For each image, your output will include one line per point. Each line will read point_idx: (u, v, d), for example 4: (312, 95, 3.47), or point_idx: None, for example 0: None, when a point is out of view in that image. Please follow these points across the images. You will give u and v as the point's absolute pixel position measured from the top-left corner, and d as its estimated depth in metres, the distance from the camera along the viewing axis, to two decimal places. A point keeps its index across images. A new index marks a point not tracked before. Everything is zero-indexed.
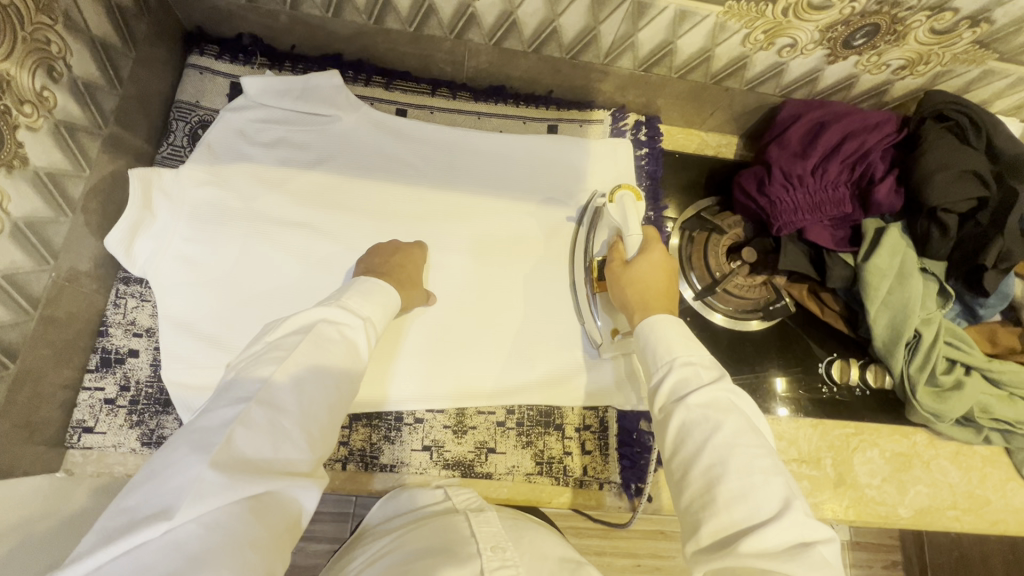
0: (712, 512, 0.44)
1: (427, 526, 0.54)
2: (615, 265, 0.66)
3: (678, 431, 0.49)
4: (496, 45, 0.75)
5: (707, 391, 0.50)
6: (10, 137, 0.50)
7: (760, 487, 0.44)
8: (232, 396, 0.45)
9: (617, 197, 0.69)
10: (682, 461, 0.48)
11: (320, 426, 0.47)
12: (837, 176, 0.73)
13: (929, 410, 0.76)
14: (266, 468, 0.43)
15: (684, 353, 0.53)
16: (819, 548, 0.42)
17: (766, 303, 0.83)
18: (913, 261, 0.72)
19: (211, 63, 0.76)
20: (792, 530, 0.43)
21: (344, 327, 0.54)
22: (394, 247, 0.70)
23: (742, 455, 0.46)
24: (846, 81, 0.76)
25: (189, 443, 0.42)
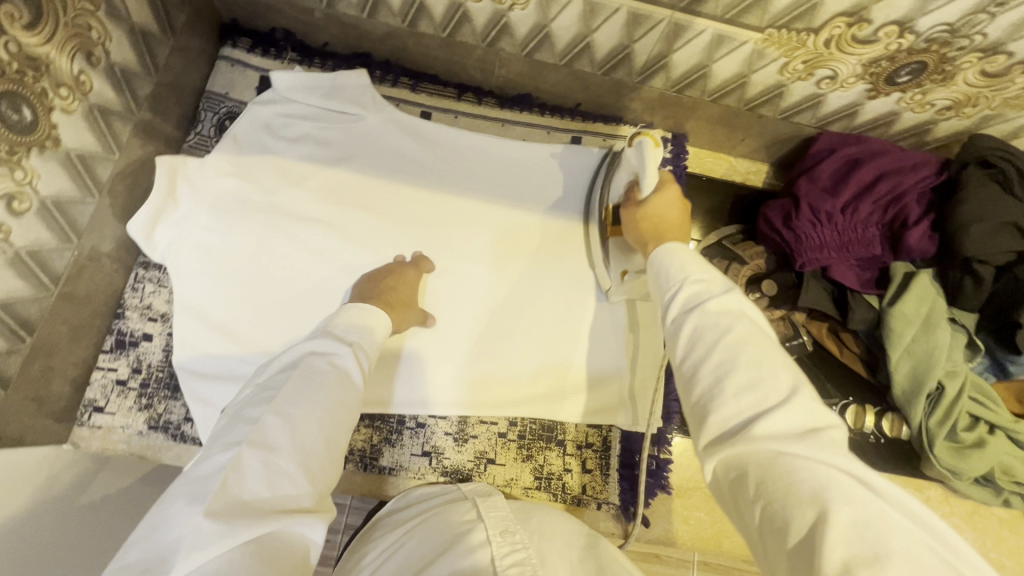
0: (721, 402, 0.41)
1: (437, 516, 0.51)
2: (630, 206, 0.66)
3: (690, 335, 0.46)
4: (528, 55, 0.75)
5: (722, 299, 0.47)
6: (44, 119, 0.51)
7: (770, 377, 0.41)
8: (225, 441, 0.45)
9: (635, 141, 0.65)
10: (692, 362, 0.45)
11: (319, 460, 0.46)
12: (867, 215, 0.71)
13: (946, 467, 0.73)
14: (265, 509, 0.42)
15: (695, 273, 0.51)
16: (828, 432, 0.39)
17: (784, 338, 0.80)
18: (942, 310, 0.69)
19: (244, 58, 0.78)
20: (801, 416, 0.40)
21: (334, 358, 0.54)
22: (387, 272, 0.70)
23: (753, 352, 0.43)
24: (887, 117, 0.74)
25: (185, 491, 0.41)
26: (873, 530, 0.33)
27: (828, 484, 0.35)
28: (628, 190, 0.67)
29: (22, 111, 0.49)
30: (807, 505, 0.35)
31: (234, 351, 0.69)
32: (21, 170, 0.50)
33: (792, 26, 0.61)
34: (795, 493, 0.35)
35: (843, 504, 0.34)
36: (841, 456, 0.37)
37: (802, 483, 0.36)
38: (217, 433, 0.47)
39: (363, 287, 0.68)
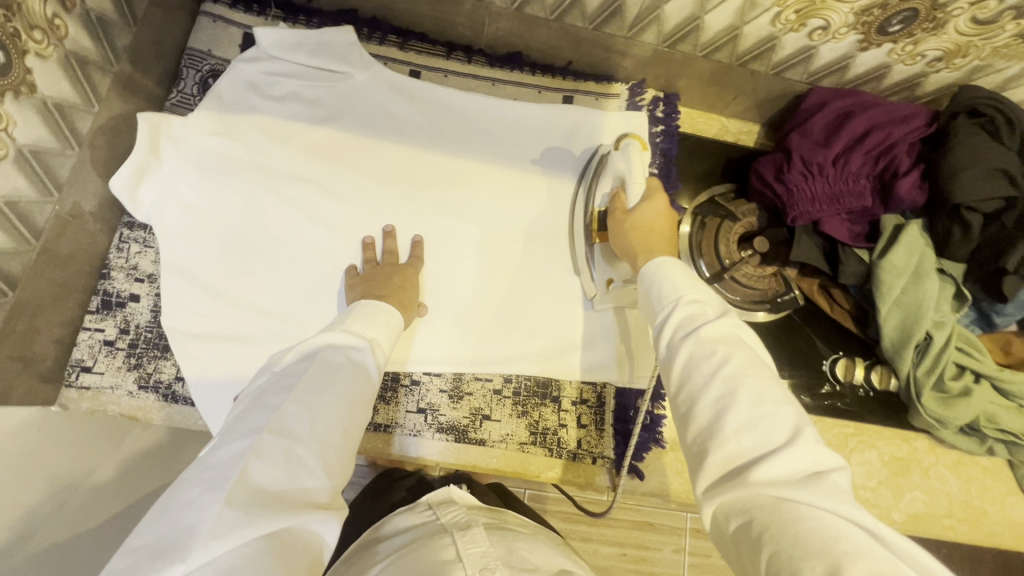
0: (720, 441, 0.42)
1: (410, 554, 0.49)
2: (617, 214, 0.63)
3: (686, 363, 0.47)
4: (518, 9, 0.73)
5: (718, 324, 0.48)
6: (18, 62, 0.49)
7: (772, 416, 0.42)
8: (244, 429, 0.44)
9: (623, 144, 0.68)
10: (690, 392, 0.46)
11: (335, 453, 0.46)
12: (859, 168, 0.71)
13: (932, 415, 0.74)
14: (283, 501, 0.41)
15: (688, 292, 0.51)
16: (832, 476, 0.40)
17: (774, 295, 0.80)
18: (931, 261, 0.70)
19: (226, 13, 0.75)
20: (803, 459, 0.40)
21: (351, 350, 0.54)
22: (389, 268, 0.69)
23: (753, 385, 0.44)
24: (878, 71, 0.74)
25: (200, 481, 0.41)
26: None
27: (836, 535, 0.35)
28: (615, 197, 0.65)
29: None
30: (816, 557, 0.34)
31: (223, 311, 0.68)
32: None
33: None
34: (804, 544, 0.35)
35: (857, 562, 0.33)
36: (844, 504, 0.38)
37: (811, 533, 0.35)
38: (232, 423, 0.47)
39: (365, 287, 0.67)
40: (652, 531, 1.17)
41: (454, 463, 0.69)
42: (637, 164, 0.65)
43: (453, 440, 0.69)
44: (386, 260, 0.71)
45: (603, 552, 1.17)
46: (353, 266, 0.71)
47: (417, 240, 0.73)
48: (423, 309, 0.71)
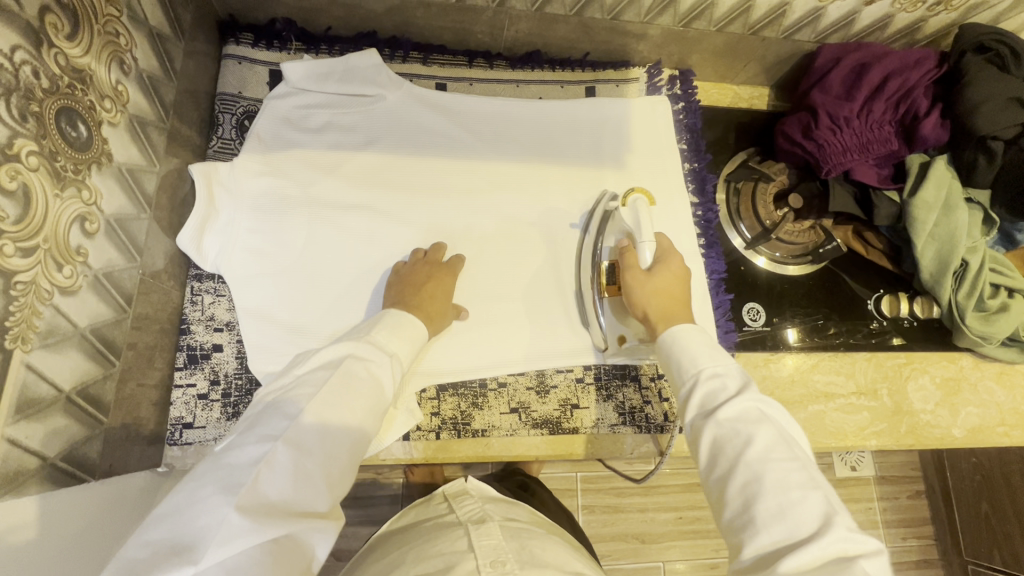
0: (754, 530, 0.45)
1: (429, 541, 0.60)
2: (636, 273, 0.67)
3: (712, 445, 0.51)
4: (538, 10, 0.75)
5: (737, 403, 0.52)
6: (96, 134, 0.50)
7: (799, 504, 0.45)
8: (261, 434, 0.49)
9: (629, 200, 0.70)
10: (719, 477, 0.50)
11: (339, 467, 0.51)
12: (882, 115, 0.75)
13: (977, 334, 0.79)
14: (287, 511, 0.46)
15: (709, 365, 0.56)
16: (860, 562, 0.42)
17: (815, 247, 0.85)
18: (959, 192, 0.75)
19: (248, 52, 0.75)
20: (832, 547, 0.43)
21: (371, 364, 0.58)
22: (425, 274, 0.71)
23: (776, 469, 0.47)
24: (882, 21, 0.78)
25: (215, 481, 0.46)
26: None
27: None
28: (629, 253, 0.68)
29: (78, 127, 0.47)
30: None
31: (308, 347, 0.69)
32: (87, 190, 0.48)
33: None
34: None
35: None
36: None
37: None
38: (248, 425, 0.52)
39: (400, 289, 0.69)
40: (701, 489, 1.32)
41: (553, 454, 0.72)
42: (646, 221, 0.69)
43: (550, 433, 0.72)
44: (429, 258, 0.72)
45: (660, 517, 1.30)
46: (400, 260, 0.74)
47: (457, 258, 0.73)
48: (465, 313, 0.73)
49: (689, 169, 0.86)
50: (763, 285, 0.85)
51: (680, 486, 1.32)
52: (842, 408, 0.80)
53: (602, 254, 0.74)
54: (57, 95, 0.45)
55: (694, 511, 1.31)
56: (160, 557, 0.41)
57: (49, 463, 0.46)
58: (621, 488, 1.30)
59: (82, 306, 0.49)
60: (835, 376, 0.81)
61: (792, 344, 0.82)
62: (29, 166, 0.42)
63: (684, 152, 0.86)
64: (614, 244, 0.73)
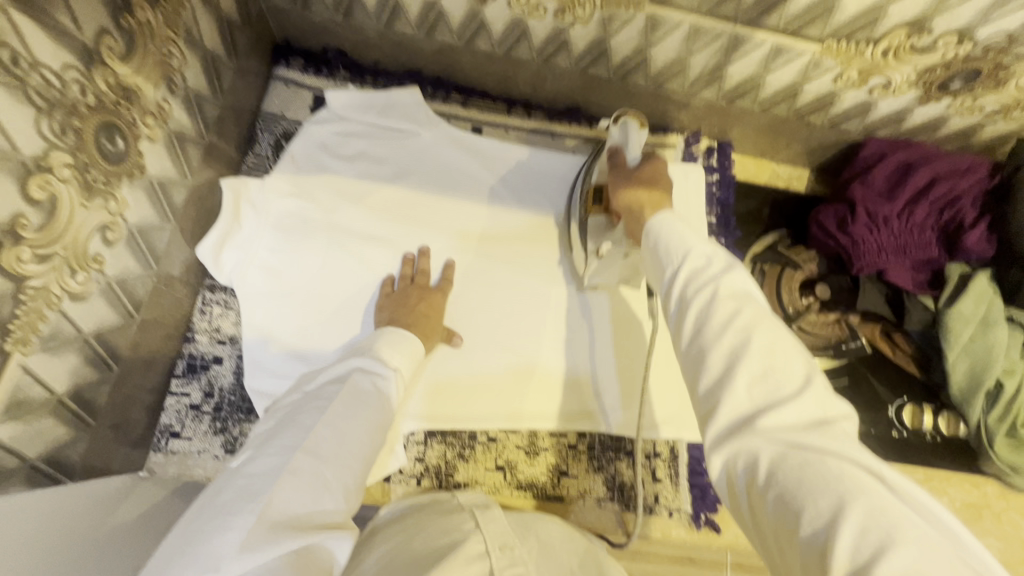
0: (730, 392, 0.39)
1: (433, 521, 0.54)
2: (618, 175, 0.62)
3: (696, 318, 0.43)
4: (582, 70, 0.76)
5: (733, 278, 0.44)
6: (134, 147, 0.51)
7: (782, 366, 0.39)
8: (276, 444, 0.45)
9: (621, 120, 0.67)
10: (699, 346, 0.42)
11: (355, 477, 0.46)
12: (924, 219, 0.72)
13: (1005, 463, 0.74)
14: (308, 524, 0.41)
15: (698, 245, 0.48)
16: (840, 423, 0.37)
17: (839, 341, 0.81)
18: (1000, 310, 0.70)
19: (297, 76, 0.79)
20: (809, 407, 0.37)
21: (377, 375, 0.55)
22: (413, 297, 0.69)
23: (764, 336, 0.41)
24: (934, 123, 0.75)
25: (233, 494, 0.41)
26: (889, 523, 0.31)
27: (844, 477, 0.33)
28: (617, 162, 0.64)
29: (116, 141, 0.49)
30: (821, 497, 0.32)
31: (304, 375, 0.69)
32: (115, 200, 0.50)
33: (852, 37, 0.63)
34: (808, 484, 0.33)
35: (860, 499, 0.32)
36: (856, 447, 0.35)
37: (817, 474, 0.33)
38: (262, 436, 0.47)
39: (393, 308, 0.67)
40: None
41: None
42: (637, 141, 0.65)
43: (534, 498, 0.69)
44: (419, 280, 0.72)
45: None
46: (391, 275, 0.73)
47: (451, 262, 0.74)
48: (458, 339, 0.71)
49: (715, 243, 0.84)
50: None
51: None
52: None
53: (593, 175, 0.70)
54: (100, 111, 0.46)
55: None
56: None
57: (30, 464, 0.46)
58: None
59: (90, 312, 0.50)
60: None
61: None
62: (61, 178, 0.43)
63: (711, 226, 0.85)
64: (602, 163, 0.68)
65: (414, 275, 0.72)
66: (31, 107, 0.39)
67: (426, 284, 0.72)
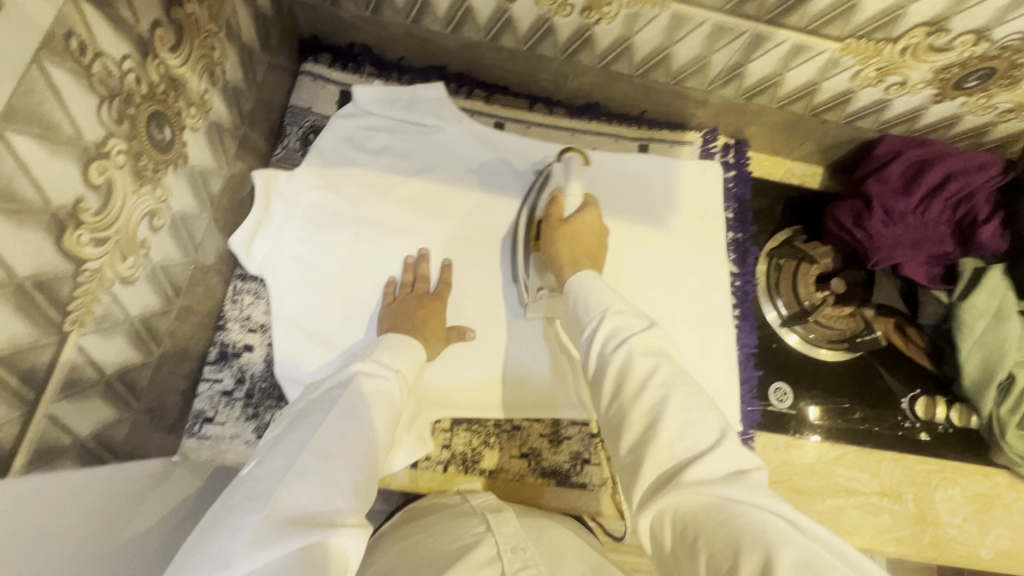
0: (651, 450, 0.42)
1: (441, 527, 0.55)
2: (552, 222, 0.70)
3: (618, 373, 0.47)
4: (604, 66, 0.77)
5: (645, 334, 0.50)
6: (178, 138, 0.53)
7: (697, 421, 0.43)
8: (285, 449, 0.46)
9: (567, 157, 0.76)
10: (621, 404, 0.46)
11: (364, 474, 0.47)
12: (939, 215, 0.74)
13: (1017, 454, 0.75)
14: (317, 519, 0.41)
15: (615, 304, 0.53)
16: (752, 474, 0.40)
17: (852, 334, 0.82)
18: (1014, 304, 0.72)
19: (324, 71, 0.80)
20: (727, 459, 0.41)
21: (380, 379, 0.56)
22: (414, 303, 0.70)
23: (681, 392, 0.45)
24: (948, 120, 0.77)
25: (244, 497, 0.42)
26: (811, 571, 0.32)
27: (763, 528, 0.35)
28: (556, 203, 0.71)
29: (164, 131, 0.50)
30: (748, 550, 0.34)
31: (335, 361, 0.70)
32: (160, 188, 0.52)
33: (872, 36, 0.65)
34: (734, 537, 0.35)
35: (785, 545, 0.34)
36: (768, 498, 0.38)
37: (741, 527, 0.35)
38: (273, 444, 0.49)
39: (393, 317, 0.68)
40: None
41: (556, 506, 0.71)
42: (576, 174, 0.73)
43: (557, 484, 0.71)
44: (420, 285, 0.73)
45: None
46: (393, 279, 0.74)
47: (448, 264, 0.75)
48: (472, 333, 0.72)
49: (731, 238, 0.85)
50: (793, 365, 0.83)
51: None
52: (862, 507, 0.77)
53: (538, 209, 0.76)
54: (151, 101, 0.48)
55: None
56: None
57: (81, 442, 0.48)
58: None
59: (137, 296, 0.51)
60: (857, 472, 0.78)
61: (814, 441, 0.79)
62: (116, 164, 0.44)
63: (728, 222, 0.86)
64: (546, 198, 0.75)
65: (415, 283, 0.73)
66: (93, 95, 0.41)
67: (427, 292, 0.73)
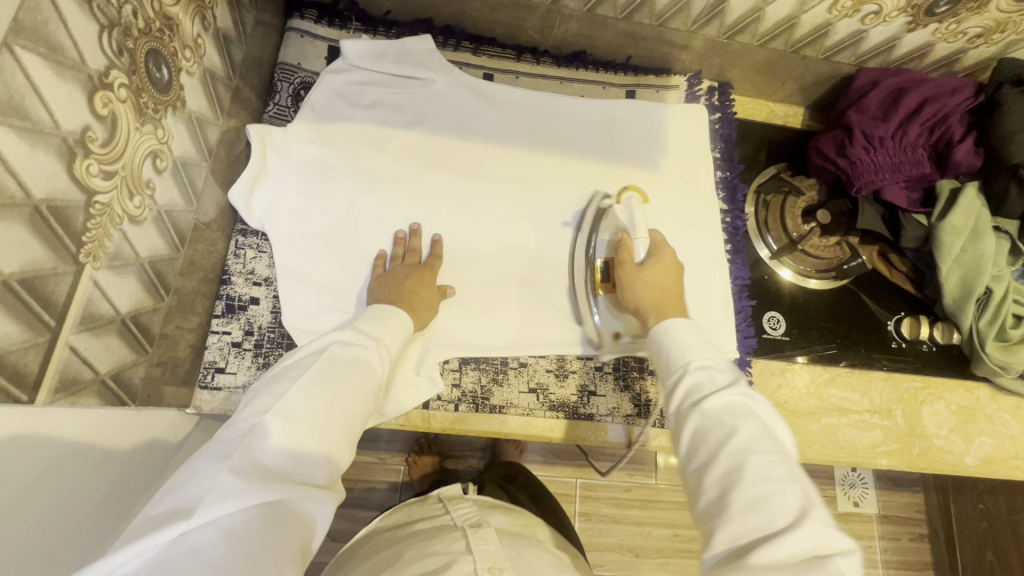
0: (727, 519, 0.44)
1: (427, 540, 0.62)
2: (627, 267, 0.70)
3: (693, 433, 0.50)
4: (590, 11, 0.78)
5: (725, 395, 0.51)
6: (176, 80, 0.53)
7: (778, 494, 0.44)
8: (251, 411, 0.48)
9: (624, 197, 0.78)
10: (698, 466, 0.48)
11: (332, 441, 0.50)
12: (916, 138, 0.77)
13: (996, 363, 0.80)
14: (282, 479, 0.45)
15: (697, 356, 0.56)
16: (836, 561, 0.40)
17: (840, 263, 0.87)
18: (988, 220, 0.75)
19: (310, 27, 0.79)
20: (808, 540, 0.41)
21: (356, 348, 0.57)
22: (406, 271, 0.71)
23: (759, 459, 0.46)
24: (922, 49, 0.80)
25: (208, 453, 0.45)
26: None
27: None
28: (624, 246, 0.72)
29: (162, 70, 0.50)
30: None
31: (342, 310, 0.71)
32: (162, 129, 0.52)
33: None
34: None
35: None
36: None
37: None
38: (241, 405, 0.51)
39: (383, 288, 0.69)
40: None
41: (567, 437, 0.73)
42: (638, 216, 0.74)
43: (565, 417, 0.73)
44: (410, 258, 0.73)
45: (657, 532, 1.29)
46: (381, 253, 0.74)
47: (439, 239, 0.75)
48: (451, 291, 0.74)
49: (721, 177, 0.87)
50: (785, 297, 0.86)
51: (679, 502, 1.31)
52: (855, 424, 0.80)
53: (597, 250, 0.76)
54: (148, 36, 0.48)
55: (690, 529, 1.30)
56: (153, 526, 0.39)
57: (100, 379, 0.48)
58: (620, 497, 1.29)
59: (145, 238, 0.52)
60: (849, 393, 0.81)
61: (800, 364, 0.82)
62: (118, 97, 0.45)
63: (717, 161, 0.88)
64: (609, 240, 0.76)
65: (407, 253, 0.74)
66: (94, 21, 0.41)
67: (416, 260, 0.73)
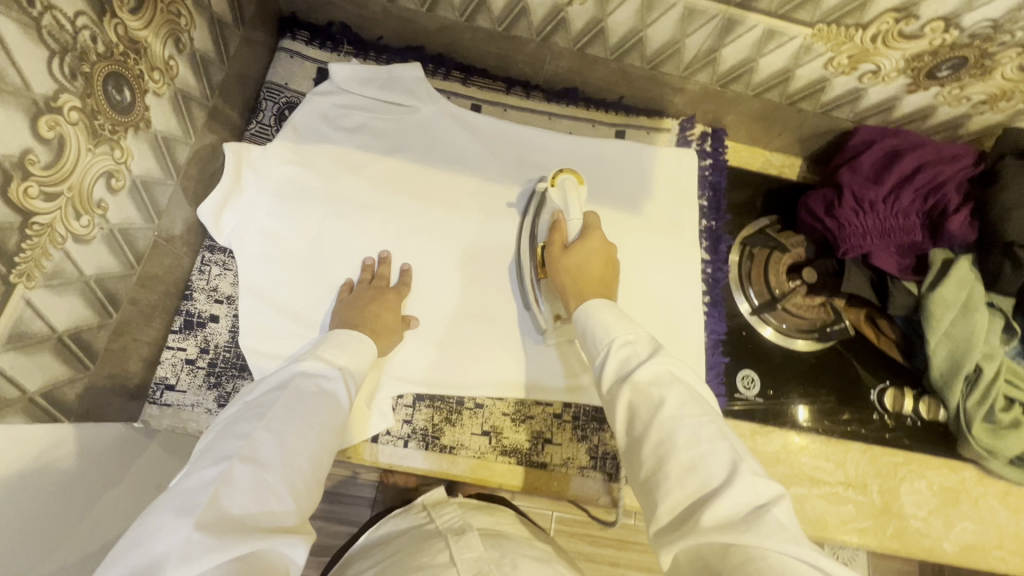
0: (666, 488, 0.43)
1: (409, 555, 0.56)
2: (555, 250, 0.68)
3: (627, 410, 0.49)
4: (580, 50, 0.78)
5: (652, 365, 0.50)
6: (140, 100, 0.54)
7: (708, 456, 0.43)
8: (213, 456, 0.45)
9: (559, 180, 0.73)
10: (634, 439, 0.48)
11: (303, 479, 0.47)
12: (909, 205, 0.74)
13: (982, 447, 0.75)
14: (254, 528, 0.41)
15: (621, 333, 0.54)
16: (771, 509, 0.40)
17: (823, 324, 0.84)
18: (981, 295, 0.72)
19: (301, 49, 0.80)
20: (742, 495, 0.41)
21: (319, 380, 0.55)
22: (369, 296, 0.70)
23: (687, 426, 0.45)
24: (923, 112, 0.77)
25: (169, 508, 0.40)
26: None
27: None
28: (556, 228, 0.70)
29: (124, 92, 0.51)
30: None
31: (300, 335, 0.70)
32: (120, 150, 0.52)
33: (841, 22, 0.64)
34: None
35: None
36: (787, 541, 0.38)
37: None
38: (199, 451, 0.47)
39: (344, 313, 0.68)
40: None
41: (516, 485, 0.70)
42: (574, 198, 0.71)
43: (517, 463, 0.71)
44: (377, 283, 0.72)
45: None
46: (348, 280, 0.73)
47: (406, 268, 0.75)
48: (415, 321, 0.73)
49: (704, 226, 0.85)
50: (765, 356, 0.83)
51: None
52: (826, 496, 0.78)
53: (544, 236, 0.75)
54: (109, 61, 0.49)
55: None
56: None
57: (29, 397, 0.48)
58: (594, 537, 1.24)
59: (92, 255, 0.52)
60: (821, 462, 0.79)
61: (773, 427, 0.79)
62: (69, 120, 0.45)
63: (703, 209, 0.86)
64: (548, 222, 0.75)
65: (374, 279, 0.73)
66: (43, 47, 0.42)
67: (378, 287, 0.72)
